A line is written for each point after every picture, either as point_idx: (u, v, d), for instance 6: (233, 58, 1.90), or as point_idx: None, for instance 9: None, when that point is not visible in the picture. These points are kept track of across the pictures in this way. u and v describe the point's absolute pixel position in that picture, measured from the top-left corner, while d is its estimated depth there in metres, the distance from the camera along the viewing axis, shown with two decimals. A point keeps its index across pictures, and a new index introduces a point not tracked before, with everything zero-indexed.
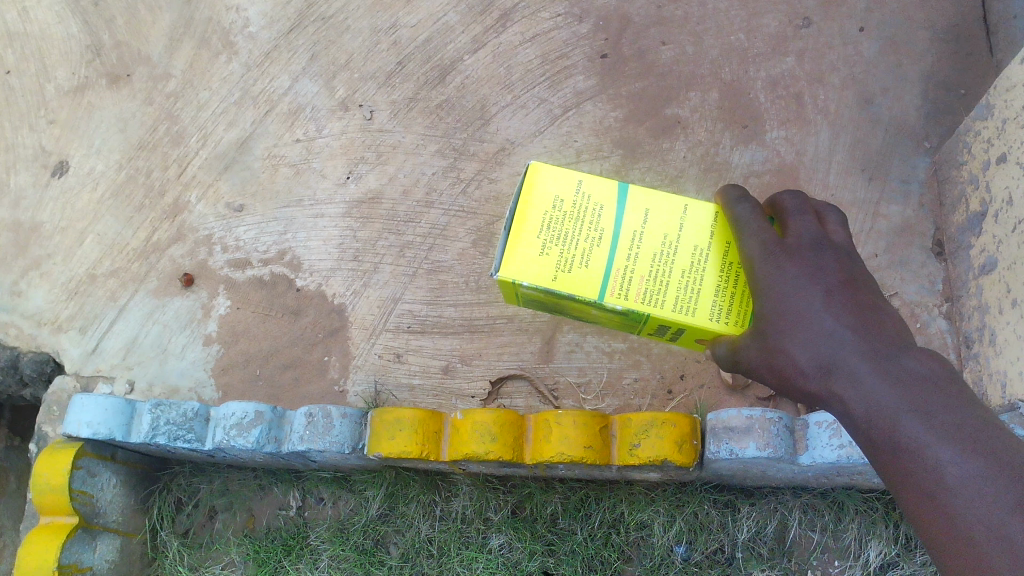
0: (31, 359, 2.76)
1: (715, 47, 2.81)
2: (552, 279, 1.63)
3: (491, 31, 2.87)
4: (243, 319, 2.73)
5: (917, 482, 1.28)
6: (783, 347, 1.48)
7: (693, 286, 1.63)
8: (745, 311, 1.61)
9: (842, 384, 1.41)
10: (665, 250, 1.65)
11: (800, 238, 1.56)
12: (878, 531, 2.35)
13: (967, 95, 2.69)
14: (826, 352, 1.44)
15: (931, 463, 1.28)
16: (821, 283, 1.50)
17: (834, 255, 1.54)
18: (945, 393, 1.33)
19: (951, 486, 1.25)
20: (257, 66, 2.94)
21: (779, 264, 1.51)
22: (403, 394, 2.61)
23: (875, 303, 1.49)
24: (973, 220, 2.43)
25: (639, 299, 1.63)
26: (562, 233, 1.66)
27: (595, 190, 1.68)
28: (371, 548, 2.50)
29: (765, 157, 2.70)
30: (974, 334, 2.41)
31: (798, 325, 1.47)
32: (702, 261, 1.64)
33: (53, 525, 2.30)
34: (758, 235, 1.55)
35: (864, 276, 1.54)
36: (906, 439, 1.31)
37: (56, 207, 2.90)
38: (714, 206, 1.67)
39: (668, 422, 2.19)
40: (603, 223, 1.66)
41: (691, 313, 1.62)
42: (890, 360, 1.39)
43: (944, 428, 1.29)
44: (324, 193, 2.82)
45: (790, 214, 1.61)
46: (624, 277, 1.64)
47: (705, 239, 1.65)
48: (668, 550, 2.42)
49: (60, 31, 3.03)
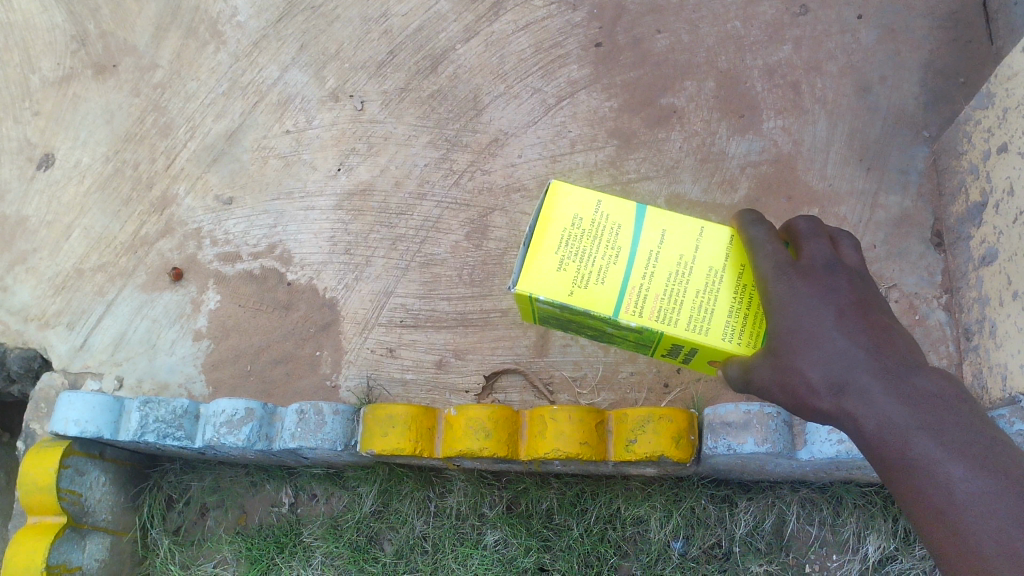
0: (18, 355, 2.71)
1: (711, 35, 2.77)
2: (568, 294, 1.61)
3: (483, 20, 2.82)
4: (233, 314, 2.70)
5: (928, 499, 1.28)
6: (795, 365, 1.44)
7: (707, 306, 1.61)
8: (758, 332, 1.59)
9: (854, 403, 1.37)
10: (680, 270, 1.63)
11: (813, 260, 1.53)
12: (877, 525, 2.32)
13: (967, 83, 2.65)
14: (838, 369, 1.40)
15: (943, 480, 1.27)
16: (833, 302, 1.47)
17: (847, 277, 1.51)
18: (956, 412, 1.33)
19: (962, 503, 1.25)
20: (246, 56, 2.89)
21: (791, 283, 1.49)
22: (396, 389, 2.57)
23: (886, 322, 1.46)
24: (973, 210, 2.40)
25: (652, 317, 1.61)
26: (580, 250, 1.64)
27: (613, 209, 1.67)
28: (365, 544, 2.48)
29: (762, 147, 2.66)
30: (974, 326, 2.38)
31: (809, 343, 1.43)
32: (717, 282, 1.62)
33: (41, 526, 2.27)
34: (770, 254, 1.53)
35: (875, 296, 1.52)
36: (918, 456, 1.30)
37: (42, 200, 2.85)
38: (731, 228, 1.65)
39: (665, 417, 2.17)
40: (621, 242, 1.65)
41: (705, 333, 1.60)
42: (902, 378, 1.37)
43: (955, 446, 1.29)
44: (315, 185, 2.77)
45: (804, 237, 1.58)
46: (639, 295, 1.62)
47: (720, 261, 1.63)
48: (665, 546, 2.39)
49: (44, 21, 2.97)
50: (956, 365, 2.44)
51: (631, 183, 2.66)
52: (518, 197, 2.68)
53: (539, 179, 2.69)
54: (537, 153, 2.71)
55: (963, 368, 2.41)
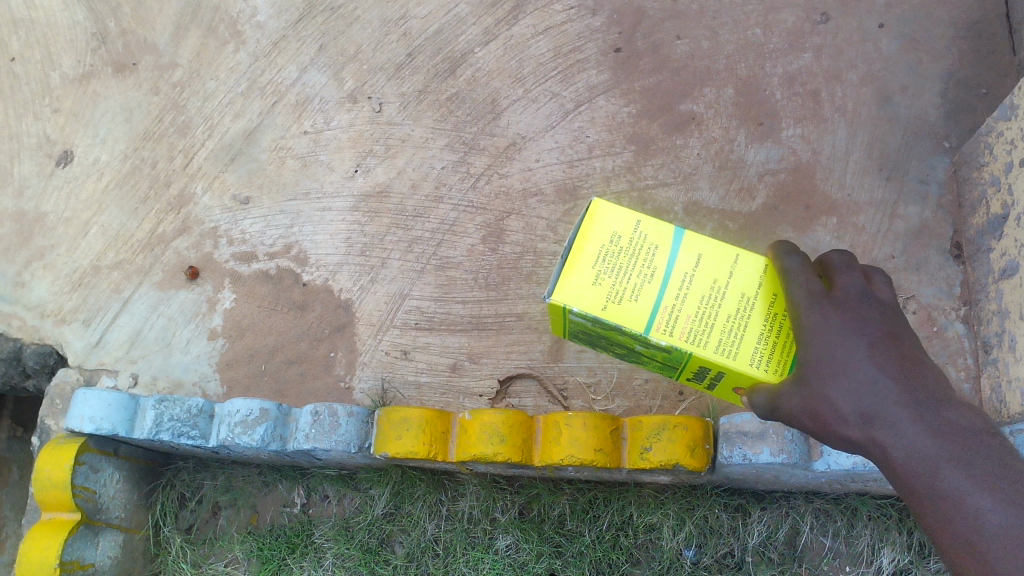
0: (34, 351, 2.73)
1: (731, 41, 2.75)
2: (602, 308, 1.62)
3: (503, 23, 2.82)
4: (248, 313, 2.70)
5: (955, 529, 1.31)
6: (825, 394, 1.46)
7: (736, 331, 1.62)
8: (787, 361, 1.60)
9: (883, 433, 1.41)
10: (713, 294, 1.64)
11: (846, 292, 1.55)
12: (891, 538, 2.31)
13: (988, 94, 2.63)
14: (868, 400, 1.44)
15: (970, 511, 1.30)
16: (865, 334, 1.50)
17: (879, 310, 1.54)
18: (985, 446, 1.36)
19: (991, 533, 1.27)
20: (265, 56, 2.89)
21: (824, 313, 1.51)
22: (410, 391, 2.57)
23: (918, 356, 1.49)
24: (994, 222, 2.38)
25: (683, 337, 1.62)
26: (616, 266, 1.65)
27: (652, 231, 1.67)
28: (376, 547, 2.47)
29: (780, 155, 2.65)
30: (993, 339, 2.36)
31: (839, 372, 1.47)
32: (748, 309, 1.63)
33: (55, 522, 2.28)
34: (804, 285, 1.54)
35: (908, 331, 1.54)
36: (946, 487, 1.33)
37: (60, 197, 2.86)
38: (766, 258, 1.66)
39: (680, 425, 2.16)
40: (657, 262, 1.65)
41: (733, 357, 1.60)
42: (932, 411, 1.40)
43: (984, 478, 1.32)
44: (332, 185, 2.77)
45: (837, 270, 1.60)
46: (672, 315, 1.63)
47: (753, 288, 1.64)
48: (677, 554, 2.38)
49: (65, 18, 2.99)
50: (974, 378, 2.42)
51: (649, 190, 2.65)
52: (535, 202, 2.68)
53: (556, 184, 2.68)
54: (554, 158, 2.71)
55: (980, 382, 2.40)
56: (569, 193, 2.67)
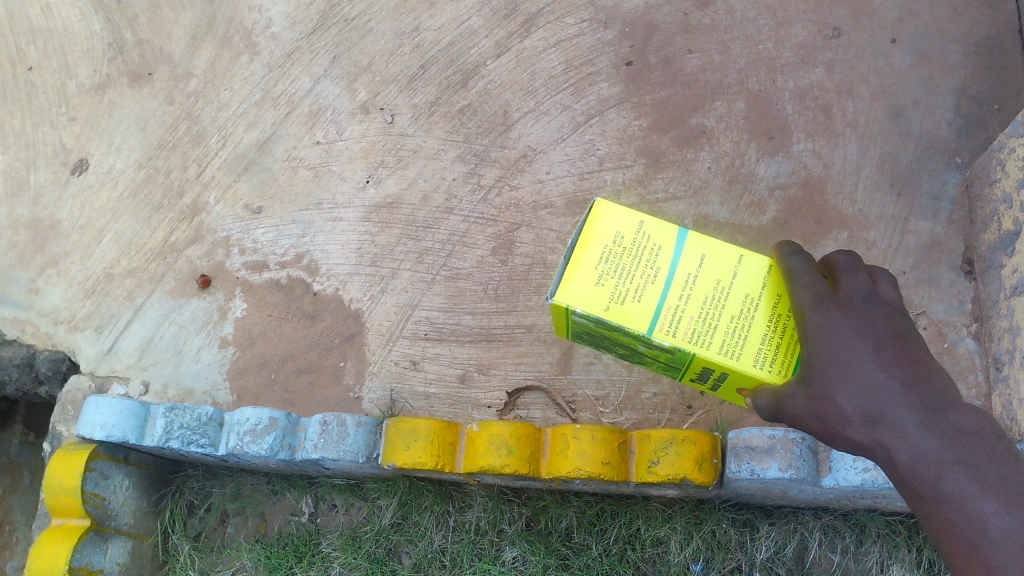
0: (47, 357, 2.77)
1: (743, 55, 2.76)
2: (605, 309, 1.63)
3: (515, 36, 2.83)
4: (258, 322, 2.71)
5: (960, 532, 1.32)
6: (830, 396, 1.47)
7: (740, 332, 1.62)
8: (792, 361, 1.60)
9: (889, 435, 1.41)
10: (717, 295, 1.64)
11: (852, 293, 1.56)
12: (901, 555, 2.29)
13: (1001, 110, 2.62)
14: (873, 402, 1.44)
15: (975, 515, 1.32)
16: (870, 335, 1.50)
17: (885, 312, 1.54)
18: (991, 450, 1.36)
19: (995, 537, 1.29)
20: (279, 67, 2.92)
21: (829, 313, 1.52)
22: (419, 402, 2.58)
23: (924, 358, 1.49)
24: (1006, 238, 2.37)
25: (686, 338, 1.63)
26: (620, 267, 1.66)
27: (656, 231, 1.68)
28: (383, 557, 2.48)
29: (791, 169, 2.65)
30: (1005, 356, 2.35)
31: (844, 374, 1.47)
32: (752, 310, 1.63)
33: (65, 528, 2.28)
34: (810, 285, 1.55)
35: (914, 333, 1.54)
36: (951, 491, 1.35)
37: (74, 205, 2.89)
38: (771, 259, 1.66)
39: (688, 439, 2.15)
40: (661, 262, 1.66)
41: (737, 358, 1.61)
42: (938, 414, 1.41)
43: (988, 482, 1.33)
44: (343, 196, 2.79)
45: (842, 270, 1.60)
46: (675, 315, 1.64)
47: (756, 289, 1.64)
48: (684, 569, 2.37)
49: (82, 28, 3.02)
50: (985, 396, 2.41)
51: (659, 203, 2.66)
52: (545, 214, 2.69)
53: (567, 198, 2.69)
54: (565, 170, 2.72)
55: (992, 400, 2.39)
56: (579, 206, 2.68)
